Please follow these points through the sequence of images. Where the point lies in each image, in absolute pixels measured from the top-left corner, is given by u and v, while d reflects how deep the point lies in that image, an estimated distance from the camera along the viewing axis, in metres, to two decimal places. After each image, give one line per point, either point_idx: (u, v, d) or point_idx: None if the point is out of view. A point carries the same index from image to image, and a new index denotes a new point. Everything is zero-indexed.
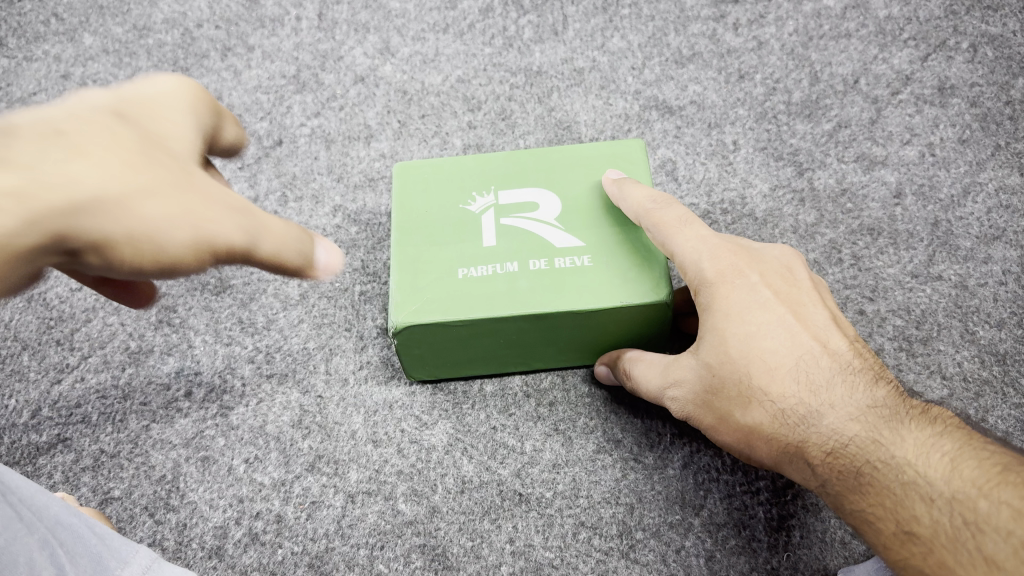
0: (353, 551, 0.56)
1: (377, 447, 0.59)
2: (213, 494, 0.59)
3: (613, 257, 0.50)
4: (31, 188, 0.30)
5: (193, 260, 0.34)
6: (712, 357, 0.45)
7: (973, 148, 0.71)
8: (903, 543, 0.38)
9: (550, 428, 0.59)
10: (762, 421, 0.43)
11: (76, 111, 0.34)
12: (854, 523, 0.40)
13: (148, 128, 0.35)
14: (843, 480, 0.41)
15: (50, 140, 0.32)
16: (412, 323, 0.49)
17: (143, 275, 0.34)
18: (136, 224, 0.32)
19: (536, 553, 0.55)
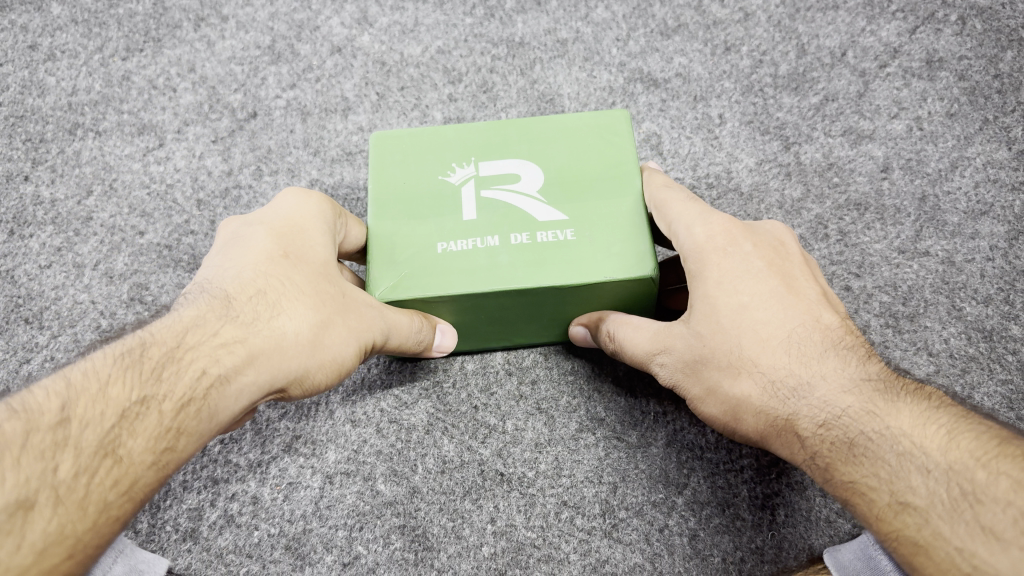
0: (331, 532, 0.55)
1: (355, 427, 0.58)
2: (187, 476, 0.57)
3: (599, 231, 0.48)
4: (257, 345, 0.42)
5: (360, 362, 0.46)
6: (703, 326, 0.43)
7: (961, 122, 0.70)
8: (896, 515, 0.36)
9: (533, 407, 0.58)
10: (751, 392, 0.42)
11: (264, 262, 0.45)
12: (843, 495, 0.39)
13: (313, 259, 0.46)
14: (835, 452, 0.39)
15: (259, 300, 0.43)
16: (389, 301, 0.47)
17: (328, 385, 0.46)
18: (325, 355, 0.44)
19: (518, 533, 0.54)
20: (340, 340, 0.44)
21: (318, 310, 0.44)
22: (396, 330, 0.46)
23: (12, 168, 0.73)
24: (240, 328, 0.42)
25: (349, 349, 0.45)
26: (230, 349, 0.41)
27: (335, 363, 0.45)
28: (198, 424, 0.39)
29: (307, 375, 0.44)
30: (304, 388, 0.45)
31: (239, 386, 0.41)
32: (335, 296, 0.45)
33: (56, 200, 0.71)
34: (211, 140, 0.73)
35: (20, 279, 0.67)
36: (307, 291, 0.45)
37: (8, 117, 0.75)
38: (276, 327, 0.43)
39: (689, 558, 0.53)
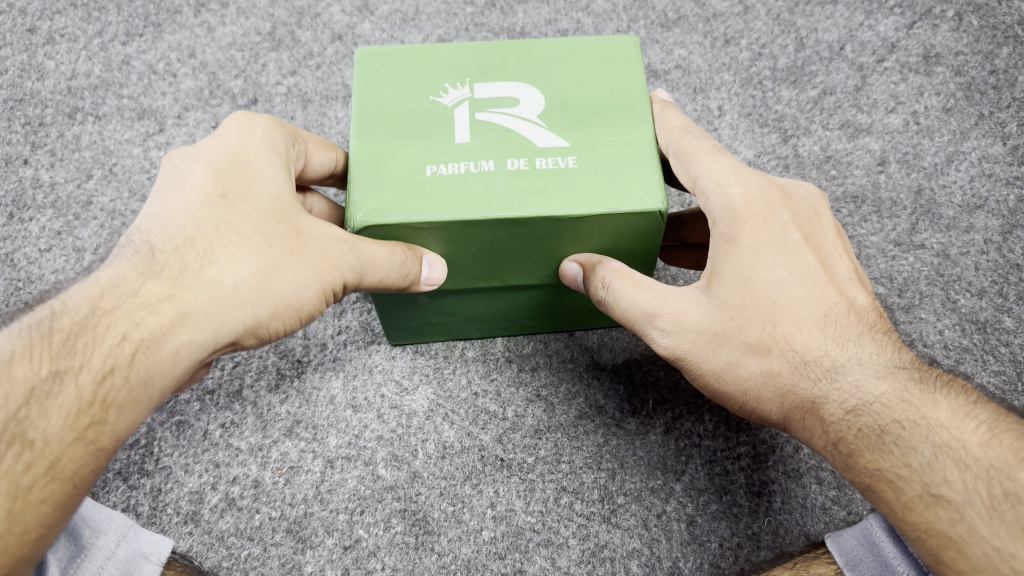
0: (332, 516, 0.55)
1: (356, 413, 0.59)
2: (189, 459, 0.58)
3: (604, 160, 0.43)
4: (188, 303, 0.39)
5: (323, 301, 0.43)
6: (733, 299, 0.42)
7: (957, 117, 0.70)
8: (926, 509, 0.36)
9: (533, 393, 0.59)
10: (779, 369, 0.41)
11: (196, 205, 0.41)
12: (864, 482, 0.39)
13: (255, 197, 0.42)
14: (863, 438, 0.39)
15: (192, 251, 0.40)
16: (367, 228, 0.41)
17: (295, 327, 0.43)
18: (276, 303, 0.41)
19: (517, 517, 0.55)
20: (289, 284, 0.41)
21: (259, 255, 0.41)
22: (371, 265, 0.41)
23: (12, 152, 0.72)
24: (168, 284, 0.39)
25: (306, 292, 0.41)
26: (155, 309, 0.38)
27: (290, 308, 0.42)
28: (125, 394, 0.37)
29: (259, 325, 0.41)
30: (261, 335, 0.42)
31: (170, 348, 0.38)
32: (282, 236, 0.42)
33: (56, 183, 0.71)
34: (211, 126, 0.73)
35: (20, 263, 0.67)
36: (247, 234, 0.41)
37: (7, 101, 0.75)
38: (212, 278, 0.40)
39: (686, 543, 0.54)
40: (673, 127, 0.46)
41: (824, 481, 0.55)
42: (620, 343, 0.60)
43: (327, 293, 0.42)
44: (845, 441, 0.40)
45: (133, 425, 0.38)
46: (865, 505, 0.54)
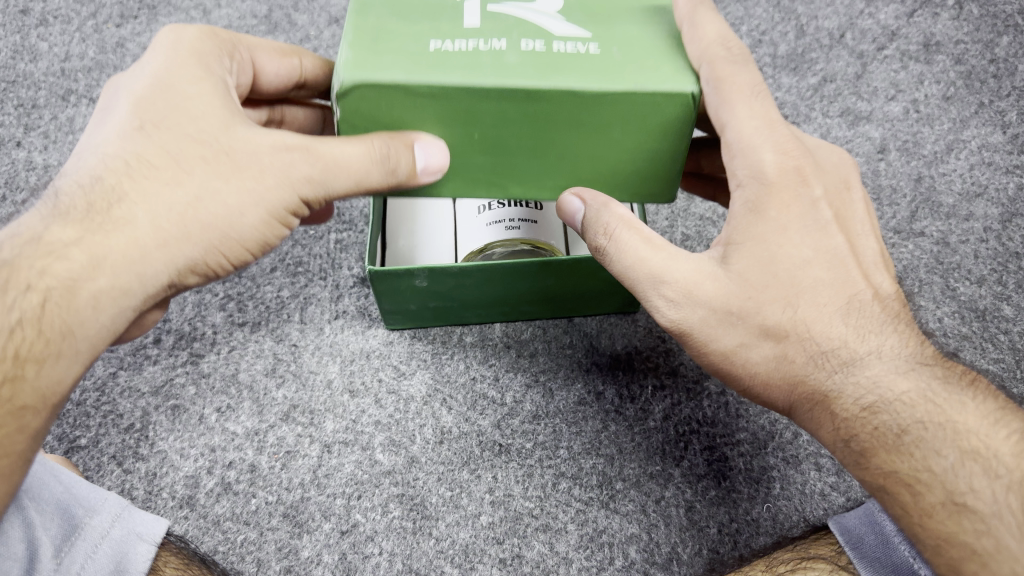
0: (330, 501, 0.55)
1: (354, 398, 0.58)
2: (184, 443, 0.57)
3: (630, 42, 0.38)
4: (101, 247, 0.36)
5: (281, 219, 0.39)
6: (754, 279, 0.38)
7: (957, 105, 0.70)
8: (942, 521, 0.36)
9: (531, 378, 0.58)
10: (795, 359, 0.39)
11: (111, 139, 0.38)
12: (875, 482, 0.38)
13: (178, 116, 0.38)
14: (878, 438, 0.38)
15: (105, 192, 0.37)
16: (350, 90, 0.35)
17: (259, 249, 0.40)
18: (214, 232, 0.38)
19: (515, 503, 0.54)
20: (215, 214, 0.37)
21: (178, 184, 0.37)
22: (333, 170, 0.37)
23: (4, 134, 0.71)
24: (76, 228, 0.37)
25: (250, 216, 0.38)
26: (64, 257, 0.36)
27: (224, 239, 0.38)
28: (40, 349, 0.36)
29: (200, 258, 0.38)
30: (213, 266, 0.39)
31: (87, 294, 0.36)
32: (211, 159, 0.37)
33: (49, 165, 0.70)
34: None
35: None
36: (163, 161, 0.37)
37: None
38: (126, 217, 0.37)
39: (685, 529, 0.53)
40: (716, 56, 0.37)
41: (822, 468, 0.55)
42: (619, 329, 0.60)
43: (280, 211, 0.38)
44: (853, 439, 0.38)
45: (64, 377, 0.37)
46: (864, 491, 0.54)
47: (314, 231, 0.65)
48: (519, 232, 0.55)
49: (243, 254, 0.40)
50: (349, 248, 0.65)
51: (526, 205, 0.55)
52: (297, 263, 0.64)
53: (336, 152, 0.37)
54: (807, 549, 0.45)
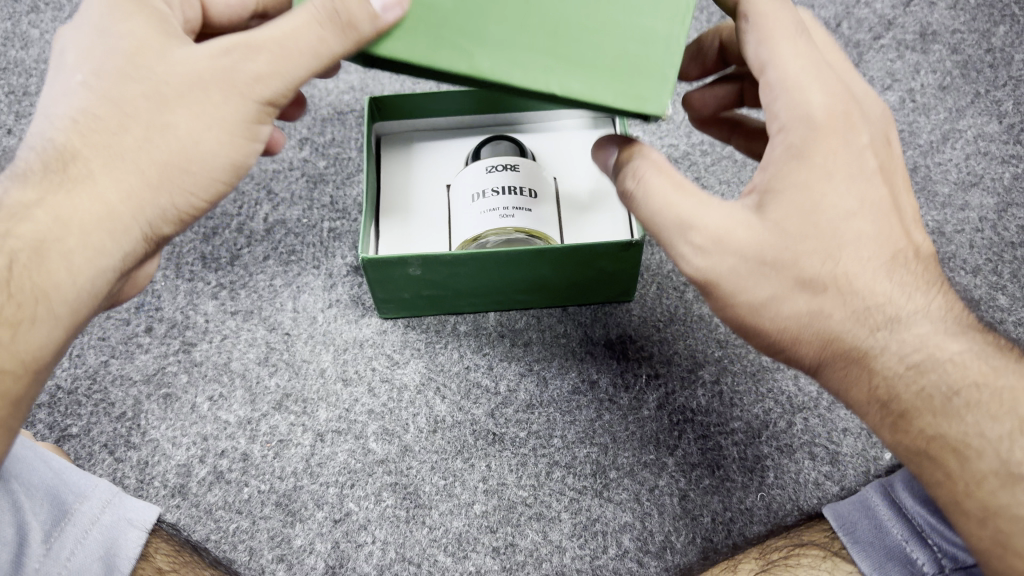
0: (322, 489, 0.55)
1: (347, 386, 0.58)
2: (176, 432, 0.57)
3: None
4: (65, 205, 0.37)
5: (242, 132, 0.38)
6: (793, 227, 0.37)
7: (953, 95, 0.70)
8: (992, 488, 0.36)
9: (525, 367, 0.58)
10: (834, 314, 0.38)
11: (55, 95, 0.38)
12: (915, 446, 0.38)
13: (114, 55, 0.37)
14: (923, 400, 0.37)
15: (59, 150, 0.37)
16: None
17: (233, 171, 0.40)
18: (175, 159, 0.38)
19: (509, 492, 0.54)
20: (170, 150, 0.37)
21: (127, 127, 0.37)
22: (279, 63, 0.37)
23: None
24: (36, 189, 0.37)
25: (206, 138, 0.38)
26: (30, 218, 0.36)
27: (185, 176, 0.38)
28: (16, 312, 0.36)
29: (168, 190, 0.38)
30: (188, 198, 0.39)
31: (60, 250, 0.36)
32: (154, 89, 0.37)
33: None
34: None
35: None
36: (109, 108, 0.37)
37: None
38: (84, 171, 0.37)
39: (679, 517, 0.53)
40: None
41: (816, 457, 0.54)
42: (614, 318, 0.60)
43: (236, 124, 0.38)
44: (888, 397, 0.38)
45: (49, 338, 0.37)
46: (858, 480, 0.54)
47: (308, 220, 0.65)
48: (514, 220, 0.54)
49: (211, 194, 0.40)
50: (342, 236, 0.64)
51: (521, 193, 0.55)
52: (290, 252, 0.64)
53: (278, 42, 0.37)
54: (800, 536, 0.44)
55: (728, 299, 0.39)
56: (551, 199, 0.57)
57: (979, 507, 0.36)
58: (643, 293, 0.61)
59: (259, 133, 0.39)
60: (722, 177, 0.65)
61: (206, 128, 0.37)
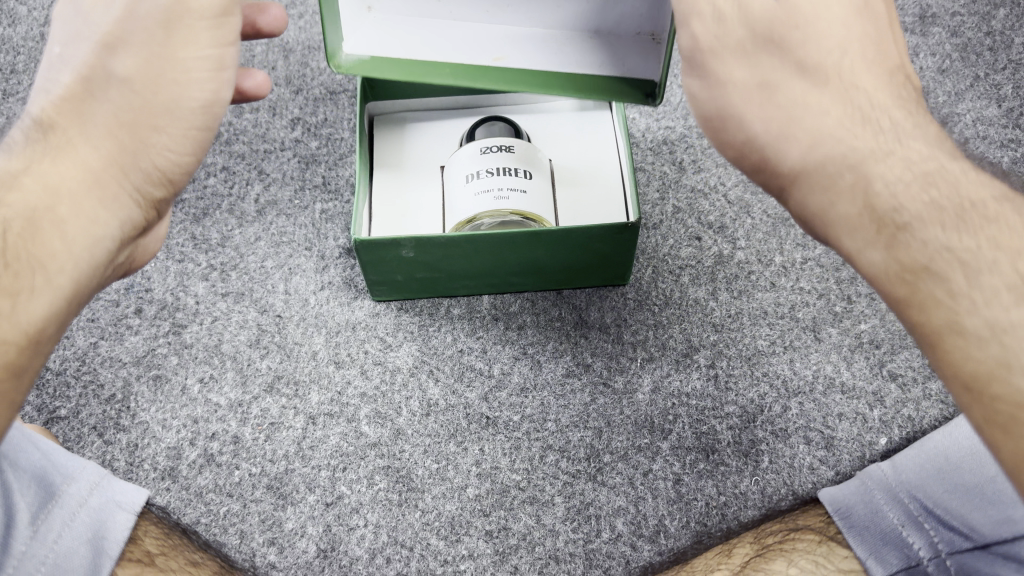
0: (314, 473, 0.54)
1: (339, 368, 0.58)
2: (166, 414, 0.56)
3: None
4: (46, 172, 0.38)
5: (199, 74, 0.39)
6: (798, 8, 0.36)
7: (952, 78, 0.69)
8: (1003, 306, 0.31)
9: (519, 351, 0.58)
10: (830, 105, 0.36)
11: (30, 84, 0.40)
12: (912, 264, 0.33)
13: (74, 37, 0.40)
14: (929, 206, 0.33)
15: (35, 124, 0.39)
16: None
17: (205, 123, 0.41)
18: (140, 114, 0.39)
19: (502, 475, 0.54)
20: (139, 105, 0.39)
21: (96, 91, 0.39)
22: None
23: None
24: (20, 161, 0.38)
25: (164, 88, 0.39)
26: (18, 189, 0.37)
27: (159, 133, 0.39)
28: (12, 281, 0.35)
29: (143, 147, 0.39)
30: (164, 153, 0.40)
31: (51, 217, 0.37)
32: (107, 53, 0.39)
33: None
34: None
35: None
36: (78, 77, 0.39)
37: None
38: (63, 137, 0.39)
39: (673, 502, 0.52)
40: None
41: (811, 441, 0.54)
42: (609, 302, 0.59)
43: (186, 65, 0.39)
44: (883, 211, 0.34)
45: (58, 306, 0.37)
46: (853, 465, 0.53)
47: (300, 201, 0.64)
48: (509, 202, 0.54)
49: (190, 151, 0.41)
50: (335, 218, 0.63)
51: (516, 175, 0.54)
52: (281, 233, 0.63)
53: None
54: (795, 521, 0.44)
55: (718, 76, 0.37)
56: (546, 181, 0.56)
57: (984, 328, 0.31)
58: (638, 277, 0.60)
59: (227, 82, 0.40)
60: (719, 160, 0.65)
61: (169, 78, 0.39)
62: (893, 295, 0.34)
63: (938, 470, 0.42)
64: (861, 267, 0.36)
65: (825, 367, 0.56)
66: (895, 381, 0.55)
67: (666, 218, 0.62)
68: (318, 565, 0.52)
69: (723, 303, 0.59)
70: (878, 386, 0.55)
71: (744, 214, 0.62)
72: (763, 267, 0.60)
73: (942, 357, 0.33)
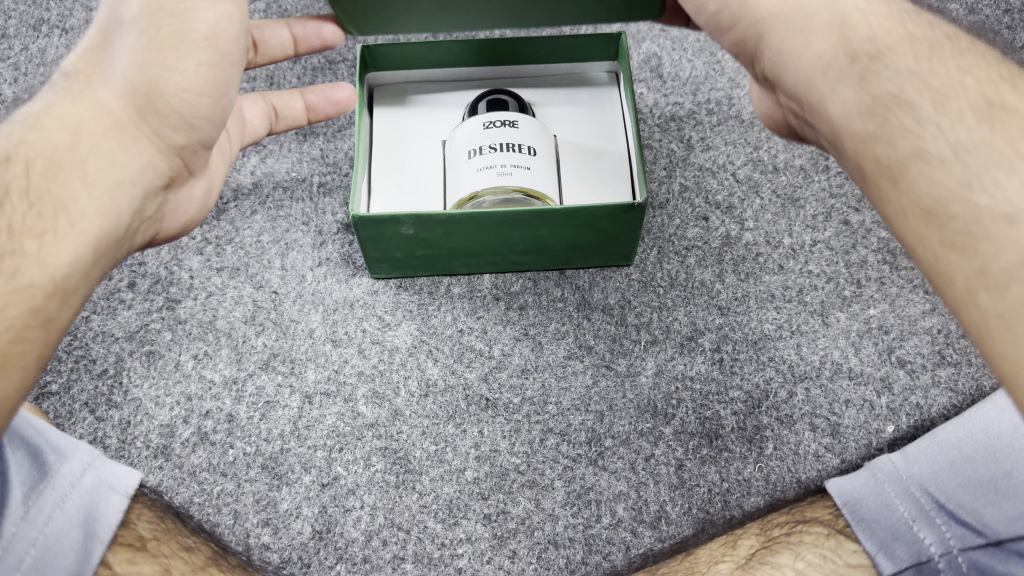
0: (310, 453, 0.53)
1: (336, 347, 0.56)
2: (159, 391, 0.55)
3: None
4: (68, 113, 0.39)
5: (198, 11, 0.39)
6: None
7: None
8: (966, 127, 0.33)
9: (520, 332, 0.56)
10: None
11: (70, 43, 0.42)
12: (884, 88, 0.35)
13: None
14: (894, 35, 0.36)
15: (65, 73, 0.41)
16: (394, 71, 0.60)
17: (215, 62, 0.40)
18: (146, 54, 0.39)
19: (501, 458, 0.52)
20: (147, 41, 0.39)
21: (112, 38, 0.40)
22: None
23: None
24: (44, 104, 0.40)
25: (166, 28, 0.39)
26: (43, 133, 0.38)
27: (170, 72, 0.39)
28: (37, 222, 0.36)
29: (153, 88, 0.39)
30: (177, 94, 0.40)
31: (70, 160, 0.38)
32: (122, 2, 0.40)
33: (20, 99, 0.67)
34: None
35: None
36: (101, 28, 0.41)
37: None
38: (85, 83, 0.40)
39: (674, 487, 0.52)
40: None
41: (817, 428, 0.53)
42: (612, 283, 0.58)
43: (186, 4, 0.39)
44: (858, 41, 0.37)
45: (76, 253, 0.37)
46: (859, 453, 0.52)
47: (297, 173, 0.62)
48: (512, 178, 0.52)
49: (205, 92, 0.41)
50: (333, 192, 0.62)
51: (520, 150, 0.53)
52: (278, 207, 0.61)
53: None
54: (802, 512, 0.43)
55: None
56: (549, 156, 0.55)
57: (948, 150, 0.33)
58: (643, 258, 0.59)
59: (233, 18, 0.40)
60: (728, 138, 0.63)
61: (172, 14, 0.39)
62: (860, 131, 0.36)
63: (951, 465, 0.41)
64: (829, 111, 0.37)
65: (832, 353, 0.55)
66: (904, 367, 0.55)
67: (672, 197, 0.61)
68: (313, 547, 0.51)
69: (729, 285, 0.58)
70: (886, 372, 0.54)
71: (753, 195, 0.61)
72: (771, 249, 0.59)
73: (904, 187, 0.34)
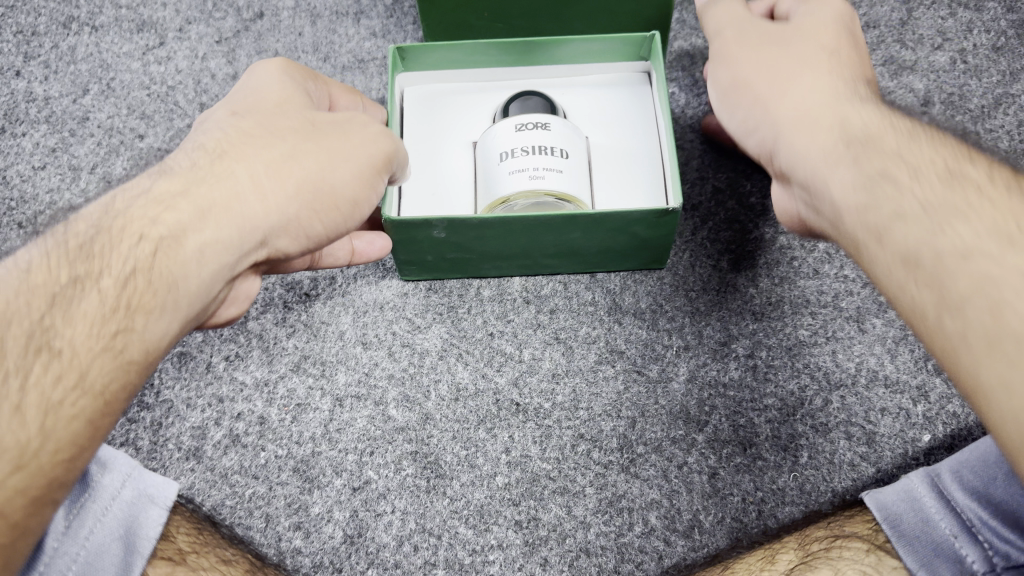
0: (341, 456, 0.53)
1: (366, 350, 0.56)
2: (191, 393, 0.55)
3: None
4: (206, 197, 0.39)
5: (356, 175, 0.43)
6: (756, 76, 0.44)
7: (1007, 57, 0.64)
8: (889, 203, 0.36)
9: (551, 336, 0.56)
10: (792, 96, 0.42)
11: (208, 128, 0.43)
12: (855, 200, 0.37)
13: (263, 106, 0.44)
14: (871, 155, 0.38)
15: (208, 156, 0.41)
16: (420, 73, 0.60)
17: (345, 212, 0.43)
18: (298, 181, 0.41)
19: (532, 464, 0.52)
20: (301, 174, 0.42)
21: (266, 146, 0.42)
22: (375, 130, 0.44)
23: (4, 63, 0.69)
24: (181, 181, 0.40)
25: (327, 173, 0.42)
26: (173, 207, 0.39)
27: (312, 197, 0.42)
28: (149, 301, 0.36)
29: (292, 211, 0.41)
30: (305, 221, 0.42)
31: (194, 244, 0.38)
32: (289, 128, 0.43)
33: (50, 97, 0.68)
34: (214, 40, 0.69)
35: (12, 180, 0.64)
36: (256, 129, 0.43)
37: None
38: (227, 168, 0.41)
39: (708, 496, 0.51)
40: (735, 90, 0.44)
41: (852, 437, 0.52)
42: (643, 287, 0.57)
43: (350, 167, 0.43)
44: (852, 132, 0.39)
45: (166, 338, 0.37)
46: (895, 463, 0.51)
47: None
48: (544, 182, 0.52)
49: (327, 224, 0.43)
50: None
51: (554, 154, 0.52)
52: None
53: (369, 123, 0.45)
54: (840, 527, 0.43)
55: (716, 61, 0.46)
56: (583, 160, 0.54)
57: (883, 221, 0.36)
58: (675, 261, 0.58)
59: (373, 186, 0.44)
60: None
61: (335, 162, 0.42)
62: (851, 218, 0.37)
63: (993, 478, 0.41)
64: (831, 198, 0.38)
65: (868, 360, 0.54)
66: (940, 376, 0.54)
67: (705, 199, 0.60)
68: (344, 551, 0.51)
69: (763, 290, 0.57)
70: (923, 380, 0.54)
71: None
72: (806, 253, 0.58)
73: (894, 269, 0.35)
